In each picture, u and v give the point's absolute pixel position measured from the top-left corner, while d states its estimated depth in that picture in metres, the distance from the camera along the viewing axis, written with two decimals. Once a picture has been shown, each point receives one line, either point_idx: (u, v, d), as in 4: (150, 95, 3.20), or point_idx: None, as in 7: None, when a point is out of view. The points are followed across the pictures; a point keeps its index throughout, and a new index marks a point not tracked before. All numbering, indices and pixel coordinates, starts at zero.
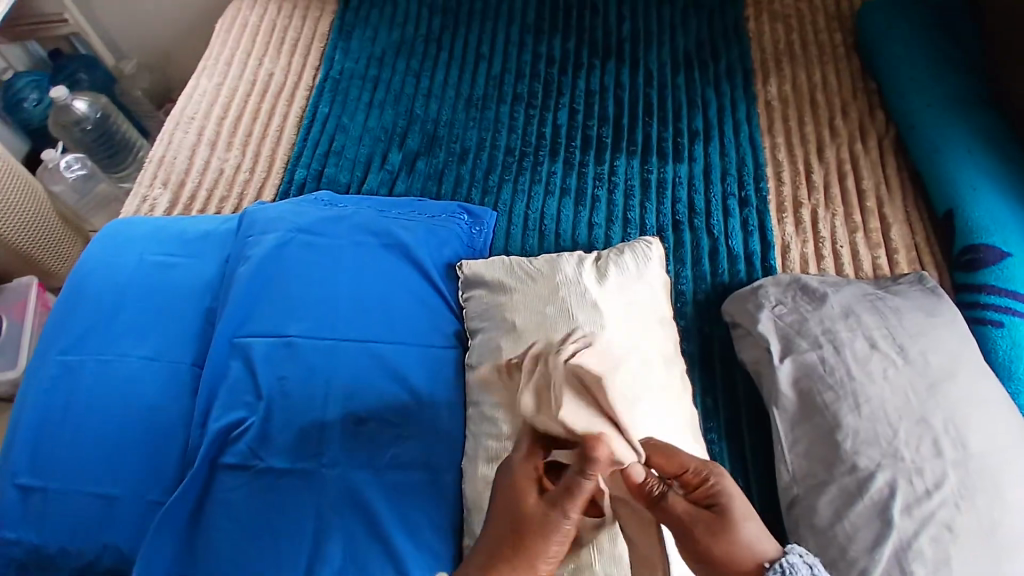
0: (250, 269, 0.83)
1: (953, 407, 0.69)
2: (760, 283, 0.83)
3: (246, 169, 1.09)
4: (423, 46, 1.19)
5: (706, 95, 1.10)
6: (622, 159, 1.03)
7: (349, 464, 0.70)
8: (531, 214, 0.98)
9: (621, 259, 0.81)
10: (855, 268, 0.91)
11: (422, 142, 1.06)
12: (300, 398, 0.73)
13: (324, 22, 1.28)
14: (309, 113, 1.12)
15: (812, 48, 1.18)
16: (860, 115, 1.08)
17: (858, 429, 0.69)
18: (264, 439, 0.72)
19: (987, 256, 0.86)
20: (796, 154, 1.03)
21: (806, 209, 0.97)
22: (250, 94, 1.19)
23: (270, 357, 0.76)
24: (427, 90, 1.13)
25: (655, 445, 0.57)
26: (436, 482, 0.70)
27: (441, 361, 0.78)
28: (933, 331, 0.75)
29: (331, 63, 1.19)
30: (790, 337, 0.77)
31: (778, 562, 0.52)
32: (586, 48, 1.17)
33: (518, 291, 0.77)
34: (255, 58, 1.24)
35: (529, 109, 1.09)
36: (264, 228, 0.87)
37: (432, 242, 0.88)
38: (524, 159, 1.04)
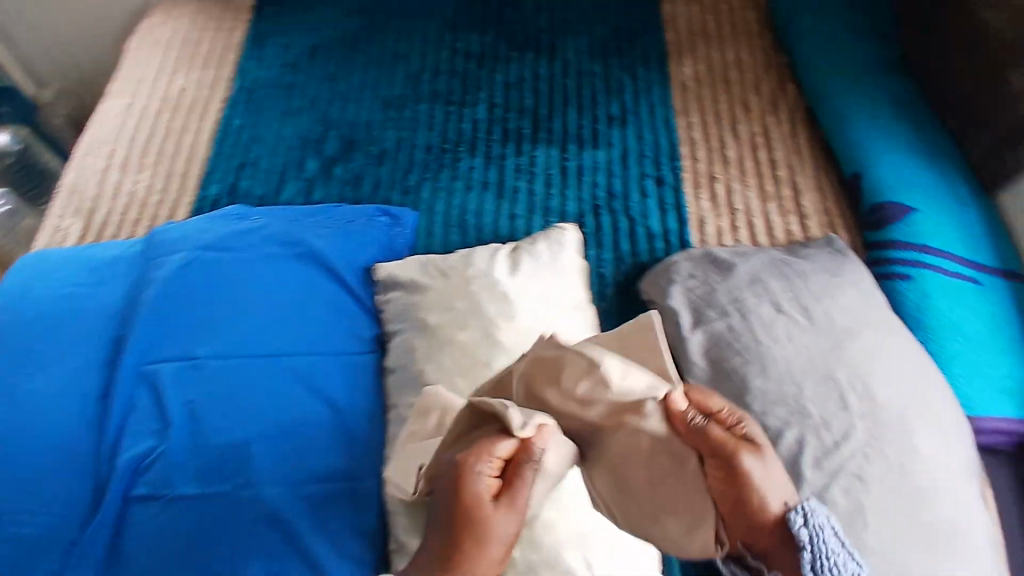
0: (155, 292, 0.81)
1: (856, 359, 0.71)
2: (672, 260, 0.84)
3: (160, 190, 1.06)
4: (339, 50, 1.17)
5: (622, 80, 1.11)
6: (541, 149, 1.03)
7: (267, 480, 0.70)
8: (453, 211, 0.98)
9: (534, 248, 0.81)
10: (769, 238, 0.93)
11: (339, 147, 1.05)
12: (210, 420, 0.73)
13: (240, 34, 1.26)
14: (225, 127, 1.10)
15: (726, 26, 1.20)
16: (772, 89, 1.10)
17: (766, 392, 0.70)
18: (174, 467, 0.71)
19: (893, 214, 0.89)
20: (710, 131, 1.05)
21: (720, 183, 0.99)
22: (164, 112, 1.16)
23: (179, 380, 0.76)
24: (344, 95, 1.11)
25: (693, 386, 0.55)
26: (356, 489, 0.71)
27: (357, 368, 0.78)
28: (838, 290, 0.78)
29: (246, 75, 1.17)
30: (700, 308, 0.78)
31: (802, 506, 0.48)
32: (503, 42, 1.17)
33: (431, 289, 0.77)
34: (168, 75, 1.21)
35: (447, 106, 1.09)
36: (170, 249, 0.86)
37: (348, 248, 0.87)
38: (444, 157, 1.03)
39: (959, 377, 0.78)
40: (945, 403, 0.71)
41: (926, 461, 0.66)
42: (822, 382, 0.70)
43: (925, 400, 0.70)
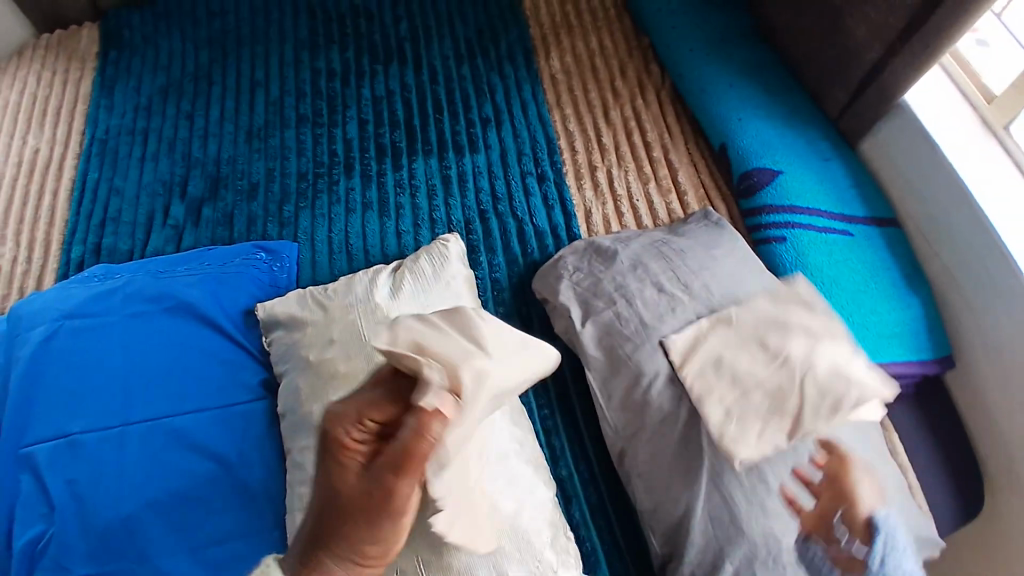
0: (18, 372, 0.74)
1: (750, 330, 0.71)
2: (559, 256, 0.84)
3: (18, 261, 0.97)
4: (192, 84, 1.11)
5: (492, 80, 1.11)
6: (420, 161, 1.01)
7: (162, 553, 0.65)
8: (335, 236, 0.94)
9: (417, 265, 0.79)
10: (652, 217, 0.95)
11: (204, 186, 0.99)
12: (94, 498, 0.66)
13: (85, 81, 1.17)
14: (79, 182, 1.03)
15: (586, 14, 1.21)
16: (637, 72, 1.12)
17: (658, 372, 0.71)
18: (66, 549, 0.64)
19: (761, 179, 0.92)
20: (584, 121, 1.06)
21: (601, 171, 1.00)
22: (10, 176, 1.06)
23: (53, 462, 0.68)
24: (203, 130, 1.05)
25: None
26: (260, 545, 0.67)
27: (248, 418, 0.73)
28: (715, 260, 0.79)
29: (95, 124, 1.09)
30: (588, 300, 0.78)
31: None
32: (365, 56, 1.13)
33: (309, 324, 0.74)
34: (9, 136, 1.11)
35: (316, 129, 1.04)
36: (32, 322, 0.78)
37: (220, 293, 0.82)
38: (319, 181, 0.99)
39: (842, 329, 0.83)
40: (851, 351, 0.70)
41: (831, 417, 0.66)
42: (719, 361, 0.70)
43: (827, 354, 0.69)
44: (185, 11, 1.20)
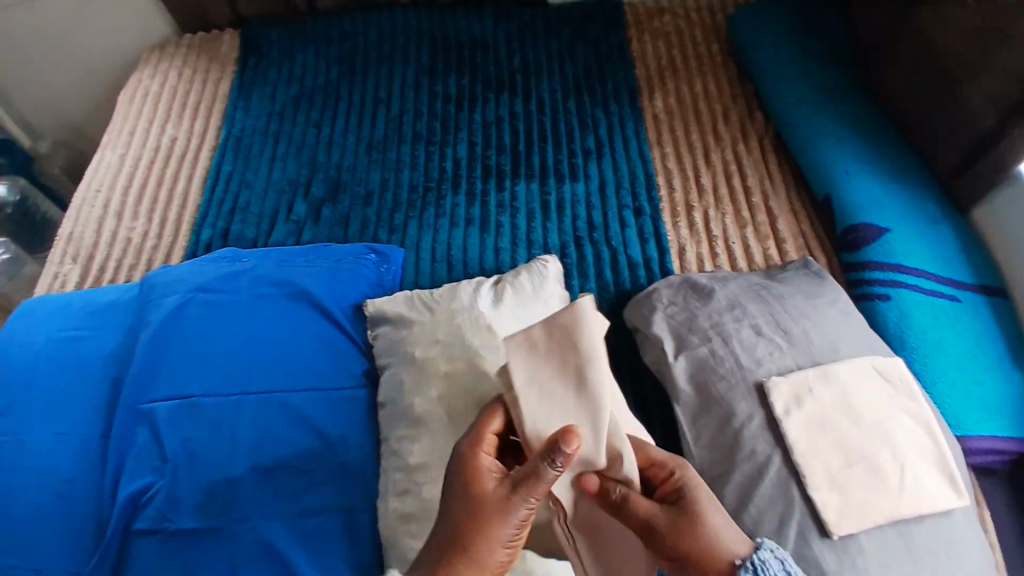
0: (149, 334, 0.83)
1: (843, 396, 0.71)
2: (653, 287, 0.86)
3: (153, 236, 1.09)
4: (321, 96, 1.21)
5: (596, 115, 1.15)
6: (522, 184, 1.06)
7: (261, 516, 0.72)
8: (438, 247, 1.00)
9: (517, 280, 0.83)
10: (748, 261, 0.95)
11: (325, 189, 1.08)
12: (204, 458, 0.74)
13: (225, 82, 1.29)
14: (212, 172, 1.13)
15: (693, 59, 1.24)
16: (741, 118, 1.14)
17: (751, 414, 0.71)
18: (174, 501, 0.72)
19: (867, 234, 0.91)
20: (685, 161, 1.09)
21: (697, 211, 1.01)
22: (154, 161, 1.19)
23: (172, 419, 0.77)
24: (328, 138, 1.15)
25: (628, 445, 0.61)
26: (352, 523, 0.72)
27: (350, 403, 0.79)
28: (817, 310, 0.79)
29: (232, 123, 1.20)
30: (682, 335, 0.79)
31: (749, 560, 0.56)
32: (479, 83, 1.21)
33: (416, 324, 0.79)
34: (157, 126, 1.23)
35: (428, 146, 1.12)
36: (163, 292, 0.88)
37: (334, 286, 0.88)
38: (427, 195, 1.06)
39: (944, 394, 0.80)
40: (933, 437, 0.71)
41: (911, 496, 0.66)
42: (811, 421, 0.70)
43: (910, 435, 0.70)
44: (321, 28, 1.31)
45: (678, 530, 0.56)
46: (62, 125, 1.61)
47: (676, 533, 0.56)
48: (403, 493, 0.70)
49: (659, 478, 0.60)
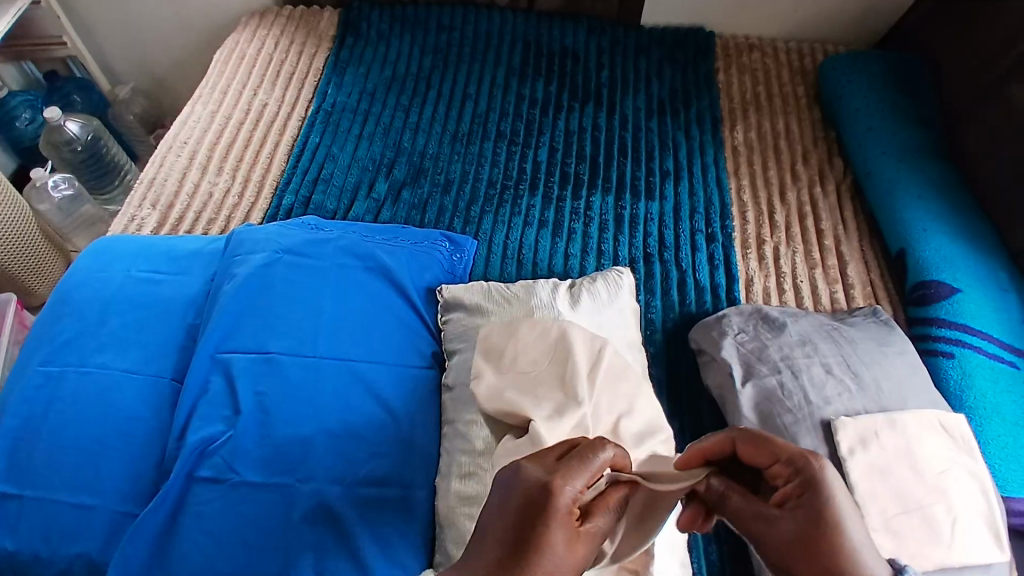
0: (235, 286, 0.84)
1: (907, 446, 0.72)
2: (723, 313, 0.88)
3: (234, 194, 1.11)
4: (412, 84, 1.26)
5: (677, 138, 1.18)
6: (598, 196, 1.08)
7: (324, 480, 0.71)
8: (510, 244, 1.02)
9: (593, 286, 0.86)
10: (814, 301, 0.96)
11: (408, 172, 1.12)
12: (277, 413, 0.74)
13: (319, 57, 1.33)
14: (300, 142, 1.17)
15: (777, 98, 1.26)
16: (819, 161, 1.16)
17: (815, 451, 0.73)
18: (240, 453, 0.72)
19: (938, 291, 0.90)
20: (760, 196, 1.10)
21: (769, 246, 1.03)
22: (244, 123, 1.22)
23: (249, 371, 0.77)
24: (415, 125, 1.20)
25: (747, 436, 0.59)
26: (409, 499, 0.72)
27: (418, 381, 0.81)
28: (886, 358, 0.80)
29: (323, 96, 1.24)
30: (751, 363, 0.81)
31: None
32: (566, 92, 1.25)
33: (494, 314, 0.83)
34: (250, 89, 1.27)
35: (511, 146, 1.16)
36: (251, 248, 0.89)
37: (413, 267, 0.91)
38: (505, 192, 1.09)
39: (996, 456, 0.78)
40: (986, 495, 0.71)
41: (961, 550, 0.67)
42: (874, 465, 0.71)
43: (966, 491, 0.70)
44: (419, 19, 1.36)
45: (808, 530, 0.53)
46: (140, 73, 1.69)
47: (800, 531, 0.53)
48: (465, 476, 0.72)
49: (782, 477, 0.57)
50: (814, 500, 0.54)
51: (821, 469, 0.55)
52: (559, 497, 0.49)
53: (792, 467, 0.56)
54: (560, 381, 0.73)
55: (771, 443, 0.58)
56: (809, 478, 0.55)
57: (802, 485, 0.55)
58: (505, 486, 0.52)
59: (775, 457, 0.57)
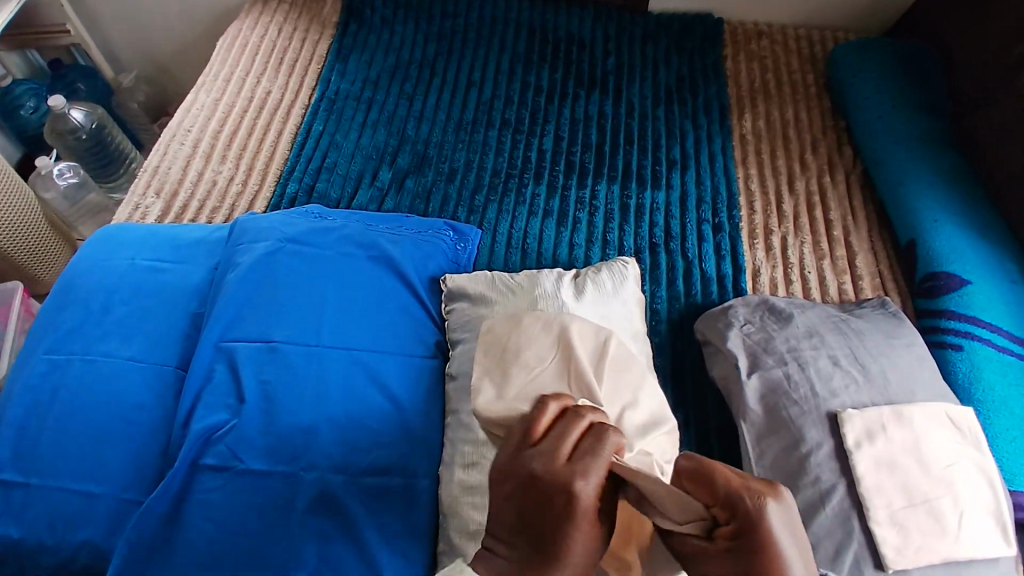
0: (238, 275, 0.84)
1: (914, 439, 0.71)
2: (730, 304, 0.87)
3: (238, 182, 1.11)
4: (416, 71, 1.25)
5: (684, 127, 1.16)
6: (604, 185, 1.07)
7: (327, 469, 0.71)
8: (515, 233, 1.02)
9: (598, 277, 0.86)
10: (821, 292, 0.95)
11: (411, 161, 1.12)
12: (282, 402, 0.74)
13: (322, 44, 1.32)
14: (303, 130, 1.16)
15: (786, 86, 1.24)
16: (829, 150, 1.14)
17: (821, 443, 0.72)
18: (244, 442, 0.72)
19: (948, 283, 0.89)
20: (767, 185, 1.09)
21: (776, 236, 1.02)
22: (247, 111, 1.22)
23: (253, 360, 0.77)
24: (419, 112, 1.19)
25: (690, 467, 0.47)
26: (412, 487, 0.73)
27: (421, 370, 0.81)
28: (894, 350, 0.80)
29: (327, 83, 1.23)
30: (757, 354, 0.80)
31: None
32: (572, 79, 1.23)
33: (498, 303, 0.83)
34: (253, 77, 1.27)
35: (516, 134, 1.15)
36: (254, 236, 0.89)
37: (417, 256, 0.91)
38: (510, 181, 1.08)
39: (1002, 450, 0.77)
40: (992, 488, 0.70)
41: (968, 544, 0.66)
42: (880, 458, 0.70)
43: (973, 484, 0.70)
44: (423, 5, 1.35)
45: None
46: (143, 61, 1.68)
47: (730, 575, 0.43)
48: (468, 466, 0.72)
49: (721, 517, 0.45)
50: (756, 543, 0.43)
51: (762, 510, 0.43)
52: (578, 503, 0.47)
53: (729, 506, 0.44)
54: (564, 376, 0.72)
55: (716, 472, 0.46)
56: (748, 522, 0.43)
57: (738, 528, 0.43)
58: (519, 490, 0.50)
59: (716, 495, 0.45)
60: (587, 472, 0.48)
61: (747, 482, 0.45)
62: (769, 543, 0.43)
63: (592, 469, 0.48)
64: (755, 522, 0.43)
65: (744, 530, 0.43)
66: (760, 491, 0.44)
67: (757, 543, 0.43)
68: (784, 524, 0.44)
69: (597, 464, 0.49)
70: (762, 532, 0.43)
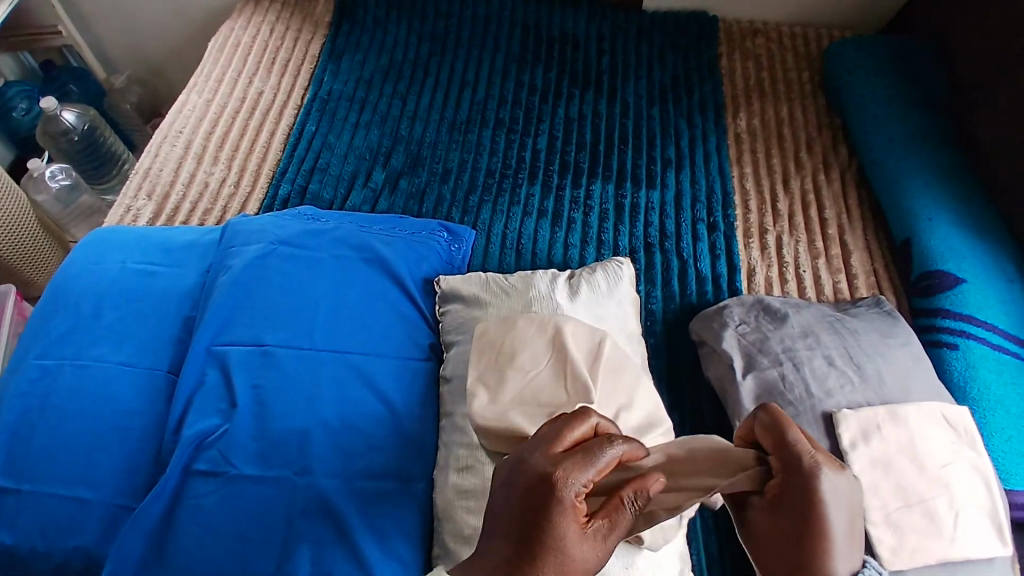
0: (230, 278, 0.84)
1: (909, 439, 0.71)
2: (725, 304, 0.87)
3: (230, 183, 1.10)
4: (410, 71, 1.25)
5: (679, 126, 1.16)
6: (598, 185, 1.07)
7: (320, 473, 0.71)
8: (509, 233, 1.01)
9: (593, 277, 0.85)
10: (817, 291, 0.95)
11: (405, 161, 1.11)
12: (275, 406, 0.74)
13: (315, 44, 1.31)
14: (296, 131, 1.15)
15: (781, 84, 1.24)
16: (824, 148, 1.14)
17: (816, 443, 0.72)
18: (237, 447, 0.72)
19: (944, 282, 0.89)
20: (762, 184, 1.09)
21: (771, 235, 1.02)
22: (239, 111, 1.21)
23: (245, 364, 0.77)
24: (412, 113, 1.18)
25: (764, 424, 0.57)
26: (407, 490, 0.72)
27: (415, 373, 0.80)
28: (890, 350, 0.79)
29: (319, 84, 1.22)
30: (752, 355, 0.80)
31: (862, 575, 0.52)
32: (566, 78, 1.23)
33: (492, 305, 0.83)
34: (245, 77, 1.26)
35: (510, 134, 1.14)
36: (246, 239, 0.88)
37: (410, 257, 0.90)
38: (504, 181, 1.08)
39: (998, 449, 0.77)
40: (988, 488, 0.70)
41: (963, 544, 0.66)
42: (875, 458, 0.70)
43: (968, 484, 0.69)
44: (416, 4, 1.34)
45: (789, 529, 0.52)
46: (135, 62, 1.67)
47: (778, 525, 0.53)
48: (463, 469, 0.71)
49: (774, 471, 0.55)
50: (803, 503, 0.52)
51: (817, 473, 0.52)
52: (561, 492, 0.48)
53: (788, 464, 0.54)
54: (559, 378, 0.71)
55: (790, 428, 0.55)
56: (800, 482, 0.52)
57: (788, 484, 0.53)
58: (507, 475, 0.52)
59: (779, 451, 0.55)
60: (575, 472, 0.49)
61: (811, 449, 0.54)
62: (817, 505, 0.51)
63: (583, 468, 0.50)
64: (809, 481, 0.52)
65: (793, 488, 0.53)
66: (821, 459, 0.53)
67: (808, 500, 0.52)
68: (839, 492, 0.53)
69: (588, 466, 0.50)
70: (813, 493, 0.52)
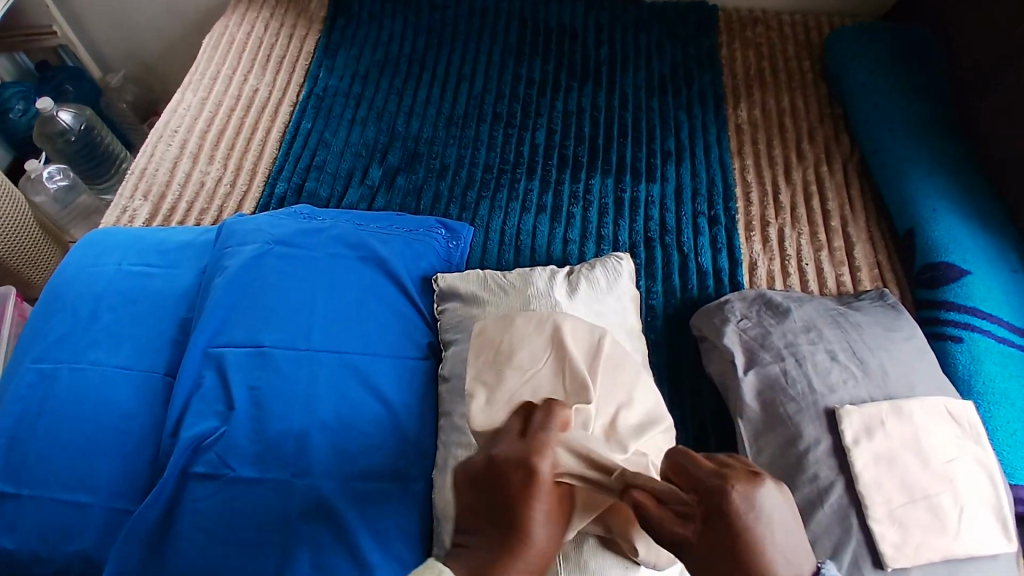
0: (226, 279, 0.83)
1: (912, 434, 0.70)
2: (726, 299, 0.86)
3: (226, 182, 1.09)
4: (406, 65, 1.23)
5: (679, 117, 1.14)
6: (598, 179, 1.06)
7: (319, 474, 0.70)
8: (508, 229, 1.00)
9: (592, 273, 0.84)
10: (819, 284, 0.94)
11: (402, 157, 1.10)
12: (272, 408, 0.73)
13: (310, 40, 1.30)
14: (292, 128, 1.14)
15: (782, 73, 1.22)
16: (826, 139, 1.12)
17: (819, 439, 0.71)
18: (235, 449, 0.71)
19: (948, 273, 0.87)
20: (764, 175, 1.07)
21: (773, 228, 1.00)
22: (235, 109, 1.20)
23: (242, 366, 0.76)
24: (409, 108, 1.17)
25: (674, 461, 0.48)
26: (405, 491, 0.72)
27: (413, 372, 0.80)
28: (893, 344, 0.78)
29: (315, 80, 1.21)
30: (753, 350, 0.79)
31: None
32: (564, 71, 1.21)
33: (489, 303, 0.82)
34: (241, 74, 1.25)
35: (508, 128, 1.13)
36: (242, 239, 0.88)
37: (408, 255, 0.90)
38: (502, 176, 1.07)
39: (1003, 443, 0.76)
40: (992, 484, 0.69)
41: (967, 540, 0.66)
42: (879, 454, 0.69)
43: (972, 479, 0.69)
44: None
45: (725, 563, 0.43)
46: (131, 60, 1.66)
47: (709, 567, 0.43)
48: None
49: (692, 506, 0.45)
50: (727, 532, 0.43)
51: (738, 498, 0.43)
52: (537, 473, 0.48)
53: (705, 495, 0.44)
54: (558, 377, 0.71)
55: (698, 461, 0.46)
56: (722, 509, 0.43)
57: (709, 515, 0.44)
58: (474, 474, 0.51)
59: (693, 486, 0.45)
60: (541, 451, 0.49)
61: (725, 472, 0.45)
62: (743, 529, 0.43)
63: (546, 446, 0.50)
64: (726, 503, 0.43)
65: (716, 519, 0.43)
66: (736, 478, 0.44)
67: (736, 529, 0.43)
68: (764, 511, 0.44)
69: (549, 442, 0.50)
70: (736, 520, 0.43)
